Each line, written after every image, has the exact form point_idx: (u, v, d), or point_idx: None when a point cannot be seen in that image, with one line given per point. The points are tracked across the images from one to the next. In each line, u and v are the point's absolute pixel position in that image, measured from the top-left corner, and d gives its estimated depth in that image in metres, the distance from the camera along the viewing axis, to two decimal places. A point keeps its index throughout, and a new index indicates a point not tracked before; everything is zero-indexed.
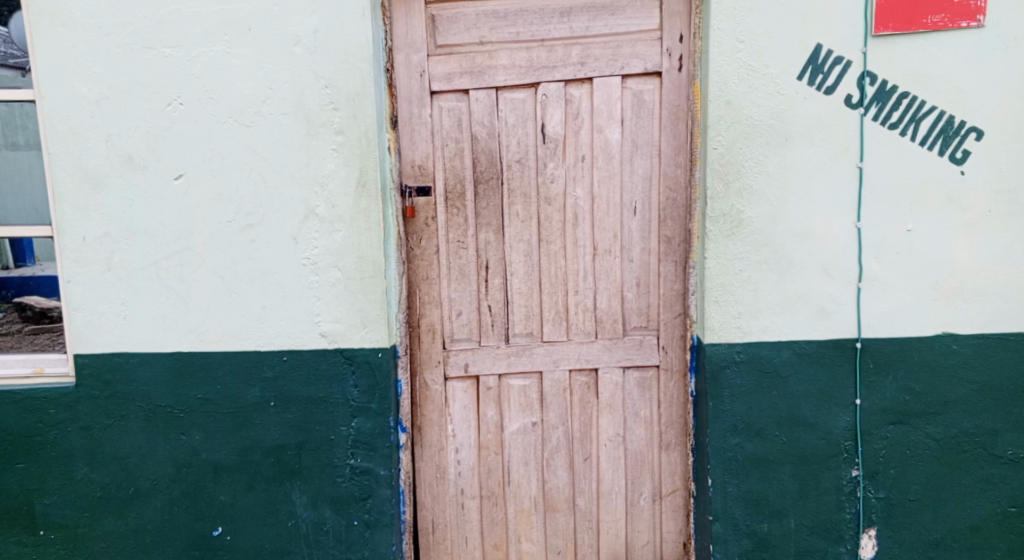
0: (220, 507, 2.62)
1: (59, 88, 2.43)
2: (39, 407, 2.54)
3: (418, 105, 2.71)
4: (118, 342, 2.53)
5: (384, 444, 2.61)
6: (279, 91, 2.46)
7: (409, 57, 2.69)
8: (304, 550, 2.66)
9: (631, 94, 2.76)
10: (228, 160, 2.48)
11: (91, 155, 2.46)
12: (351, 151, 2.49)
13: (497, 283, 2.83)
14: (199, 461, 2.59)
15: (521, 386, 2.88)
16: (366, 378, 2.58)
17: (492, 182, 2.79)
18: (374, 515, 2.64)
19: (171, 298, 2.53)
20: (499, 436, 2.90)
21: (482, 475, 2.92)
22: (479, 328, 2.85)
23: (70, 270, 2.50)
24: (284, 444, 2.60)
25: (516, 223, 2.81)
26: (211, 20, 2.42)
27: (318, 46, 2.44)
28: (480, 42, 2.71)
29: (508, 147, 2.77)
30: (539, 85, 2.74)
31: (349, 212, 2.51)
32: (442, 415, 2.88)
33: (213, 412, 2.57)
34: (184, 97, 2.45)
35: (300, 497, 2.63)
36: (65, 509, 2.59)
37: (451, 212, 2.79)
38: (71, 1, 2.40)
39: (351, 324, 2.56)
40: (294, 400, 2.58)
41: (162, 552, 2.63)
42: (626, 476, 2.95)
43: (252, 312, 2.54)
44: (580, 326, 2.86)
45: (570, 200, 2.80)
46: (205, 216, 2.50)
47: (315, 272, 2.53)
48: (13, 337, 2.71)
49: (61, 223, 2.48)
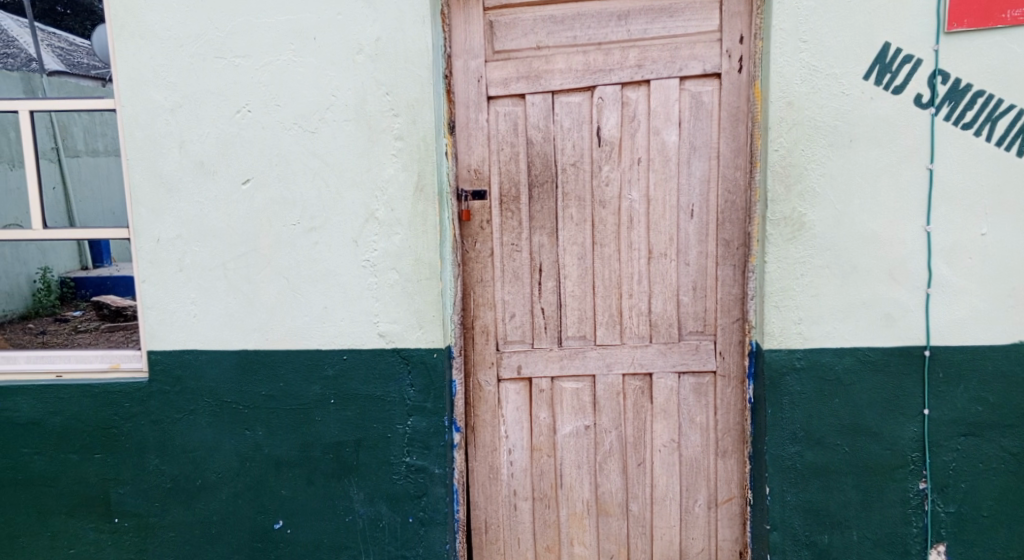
0: (281, 500, 2.71)
1: (137, 97, 2.55)
2: (115, 401, 2.67)
3: (475, 109, 2.75)
4: (188, 339, 2.65)
5: (439, 442, 2.66)
6: (341, 98, 2.53)
7: (467, 63, 2.73)
8: (361, 545, 2.73)
9: (689, 96, 2.73)
10: (293, 165, 2.57)
11: (166, 160, 2.58)
12: (410, 155, 2.55)
13: (551, 285, 2.84)
14: (262, 455, 2.69)
15: (575, 389, 2.88)
16: (422, 378, 2.63)
17: (547, 186, 2.80)
18: (429, 513, 2.69)
19: (238, 298, 2.63)
20: (552, 439, 2.91)
21: (535, 477, 2.93)
22: (533, 330, 2.86)
23: (144, 270, 2.63)
24: (342, 441, 2.68)
25: (570, 226, 2.81)
26: (278, 30, 2.51)
27: (379, 54, 2.51)
28: (537, 46, 2.73)
29: (564, 150, 2.78)
30: (596, 88, 2.74)
31: (407, 215, 2.57)
32: (495, 416, 2.90)
33: (275, 408, 2.67)
34: (252, 105, 2.55)
35: (357, 493, 2.70)
36: (138, 499, 2.71)
37: (506, 215, 2.81)
38: (148, 14, 2.52)
39: (408, 325, 2.62)
40: (353, 398, 2.65)
41: (227, 542, 2.73)
42: (681, 483, 2.92)
43: (314, 312, 2.62)
44: (635, 330, 2.85)
45: (626, 203, 2.79)
46: (271, 219, 2.59)
47: (374, 274, 2.60)
48: (90, 334, 2.84)
49: (137, 225, 2.61)
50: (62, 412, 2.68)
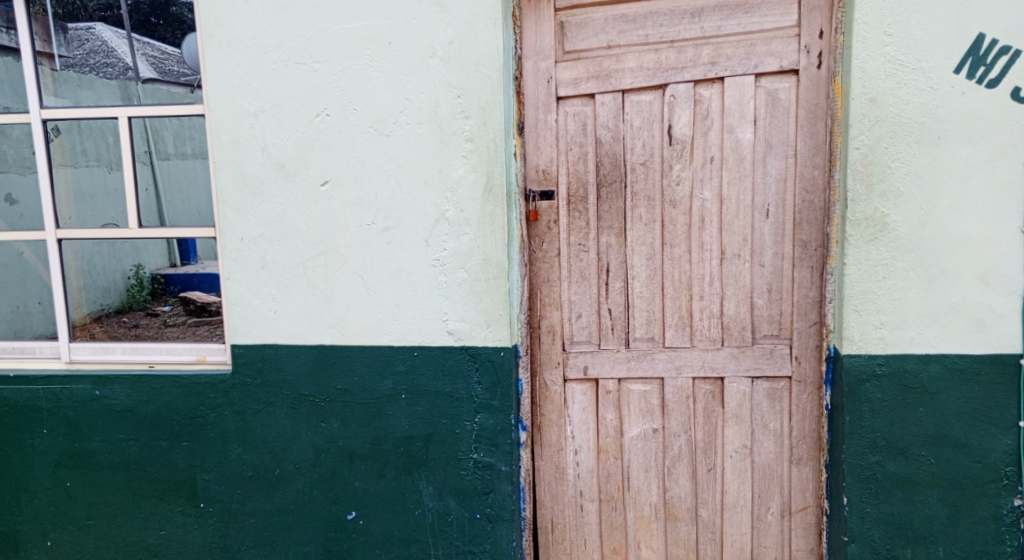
0: (354, 492, 2.80)
1: (224, 102, 2.68)
2: (201, 391, 2.81)
3: (544, 110, 2.76)
4: (269, 334, 2.76)
5: (506, 440, 2.70)
6: (414, 101, 2.59)
7: (537, 64, 2.74)
8: (430, 539, 2.78)
9: (765, 94, 2.67)
10: (368, 166, 2.64)
11: (250, 162, 2.70)
12: (480, 156, 2.59)
13: (618, 286, 2.82)
14: (336, 448, 2.78)
15: (643, 391, 2.85)
16: (489, 375, 2.67)
17: (616, 185, 2.78)
18: (496, 509, 2.73)
19: (315, 295, 2.73)
20: (619, 441, 2.89)
21: (602, 479, 2.92)
22: (599, 331, 2.85)
23: (229, 267, 2.75)
24: (412, 435, 2.74)
25: (639, 225, 2.79)
26: (355, 36, 2.59)
27: (452, 57, 2.56)
28: (608, 46, 2.72)
29: (633, 150, 2.76)
30: (668, 86, 2.71)
31: (476, 215, 2.61)
32: (562, 415, 2.90)
33: (349, 402, 2.75)
34: (330, 109, 2.64)
35: (426, 487, 2.76)
36: (221, 485, 2.85)
37: (573, 215, 2.81)
38: (234, 23, 2.64)
39: (476, 323, 2.66)
40: (423, 394, 2.71)
41: (303, 531, 2.84)
42: (753, 490, 2.85)
43: (387, 310, 2.70)
44: (705, 333, 2.79)
45: (697, 202, 2.74)
46: (347, 219, 2.68)
47: (444, 273, 2.65)
48: (178, 327, 2.96)
49: (222, 225, 2.73)
50: (153, 401, 2.84)
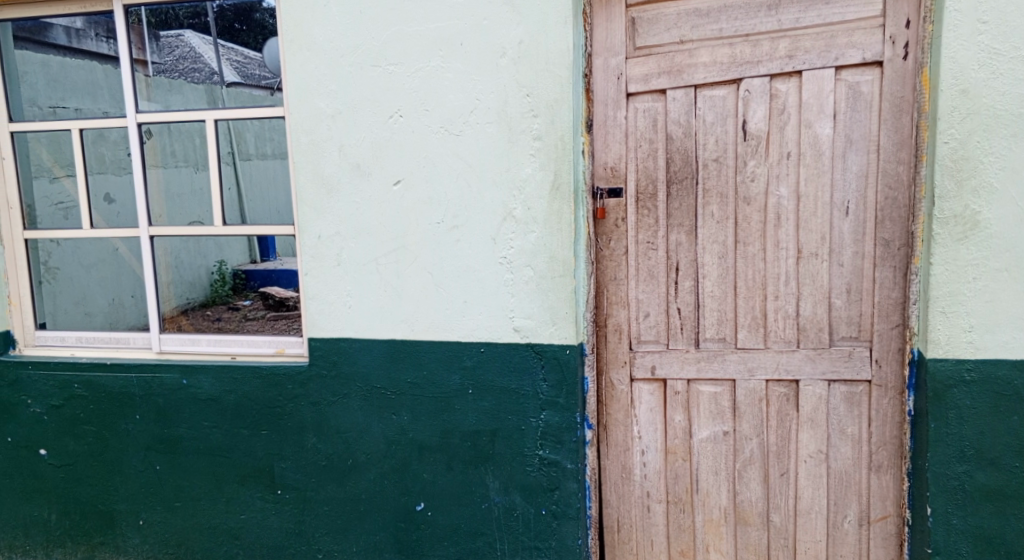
0: (422, 484, 2.86)
1: (303, 104, 2.77)
2: (279, 382, 2.93)
3: (614, 107, 2.73)
4: (342, 328, 2.85)
5: (571, 438, 2.71)
6: (484, 101, 2.62)
7: (608, 61, 2.72)
8: (496, 533, 2.82)
9: (845, 87, 2.57)
10: (439, 166, 2.69)
11: (327, 162, 2.78)
12: (548, 154, 2.60)
13: (688, 285, 2.78)
14: (406, 440, 2.85)
15: (713, 393, 2.80)
16: (555, 373, 2.68)
17: (687, 182, 2.74)
18: (562, 506, 2.74)
19: (387, 291, 2.80)
20: (688, 442, 2.85)
21: (669, 480, 2.88)
22: (668, 330, 2.81)
23: (307, 263, 2.85)
24: (479, 430, 2.78)
25: (710, 223, 2.73)
26: (427, 38, 2.64)
27: (522, 56, 2.57)
28: (680, 41, 2.67)
29: (705, 146, 2.71)
30: (742, 81, 2.64)
31: (543, 213, 2.63)
32: (628, 415, 2.88)
33: (419, 396, 2.81)
34: (403, 110, 2.69)
35: (493, 482, 2.80)
36: (297, 473, 2.97)
37: (642, 213, 2.78)
38: (313, 28, 2.73)
39: (543, 321, 2.67)
40: (489, 389, 2.75)
41: (374, 520, 2.92)
42: (829, 497, 2.75)
43: (455, 306, 2.74)
44: (780, 334, 2.72)
45: (772, 199, 2.67)
46: (417, 217, 2.73)
47: (511, 271, 2.67)
48: (258, 320, 3.08)
49: (301, 223, 2.84)
50: (235, 390, 2.97)
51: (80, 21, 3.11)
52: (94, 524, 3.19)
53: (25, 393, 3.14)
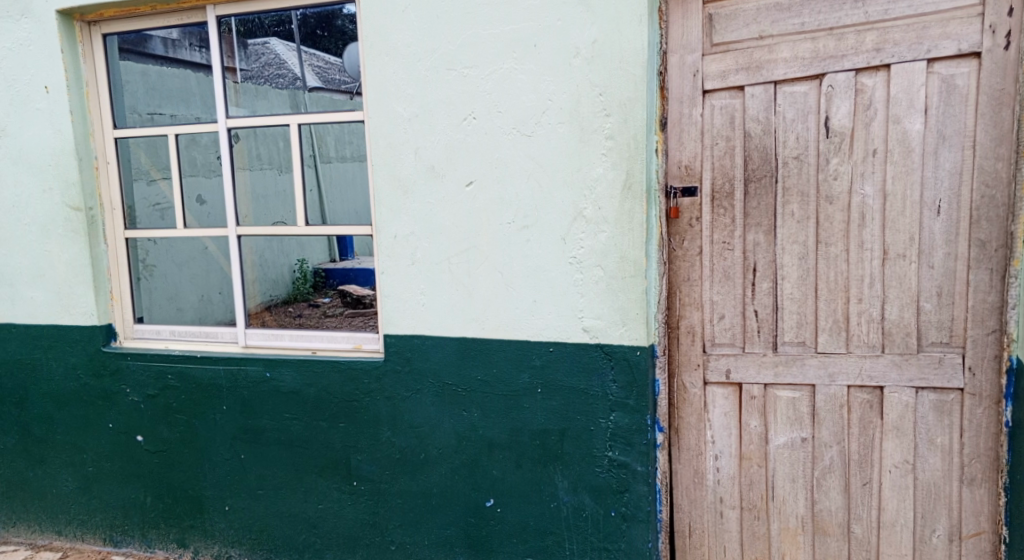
0: (492, 480, 2.89)
1: (381, 108, 2.84)
2: (356, 377, 3.02)
3: (689, 105, 2.68)
4: (416, 326, 2.92)
5: (642, 440, 2.69)
6: (557, 101, 2.63)
7: (684, 58, 2.67)
8: (565, 532, 2.82)
9: (938, 80, 2.44)
10: (511, 166, 2.71)
11: (403, 164, 2.85)
12: (620, 153, 2.58)
13: (766, 286, 2.70)
14: (476, 436, 2.89)
15: (791, 398, 2.71)
16: (625, 374, 2.67)
17: (765, 181, 2.66)
18: (632, 509, 2.73)
19: (459, 290, 2.84)
20: (764, 448, 2.77)
21: (744, 486, 2.81)
22: (744, 333, 2.74)
23: (383, 262, 2.93)
24: (549, 429, 2.79)
25: (790, 223, 2.65)
26: (503, 40, 2.66)
27: (596, 56, 2.57)
28: (759, 36, 2.59)
29: (785, 144, 2.62)
30: (825, 76, 2.55)
31: (614, 213, 2.61)
32: (701, 419, 2.82)
33: (489, 393, 2.85)
34: (477, 111, 2.73)
35: (562, 481, 2.80)
36: (373, 466, 3.05)
37: (718, 212, 2.72)
38: (393, 32, 2.79)
39: (613, 321, 2.66)
40: (559, 389, 2.75)
41: (445, 514, 2.98)
42: (916, 509, 2.63)
43: (525, 306, 2.76)
44: (863, 338, 2.61)
45: (857, 198, 2.57)
46: (489, 217, 2.77)
47: (581, 271, 2.67)
48: (336, 317, 3.20)
49: (378, 223, 2.91)
50: (315, 383, 3.08)
51: (175, 31, 3.28)
52: (185, 508, 3.38)
53: (124, 382, 3.36)
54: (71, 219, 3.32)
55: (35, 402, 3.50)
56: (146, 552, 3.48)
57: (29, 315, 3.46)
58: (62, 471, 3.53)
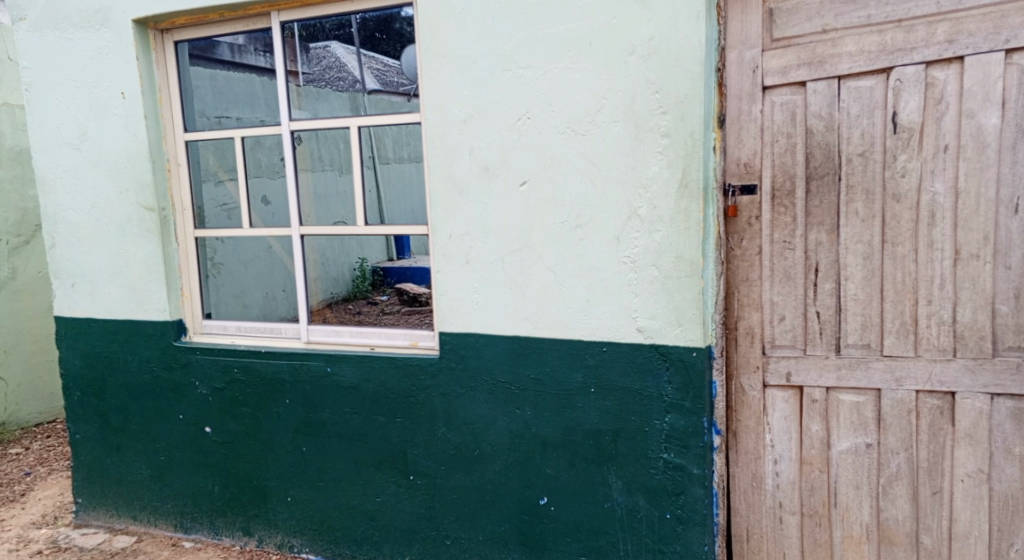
0: (545, 479, 2.90)
1: (438, 110, 2.88)
2: (412, 373, 3.07)
3: (748, 101, 2.63)
4: (470, 324, 2.95)
5: (698, 443, 2.66)
6: (612, 100, 2.61)
7: (742, 54, 2.62)
8: (619, 533, 2.81)
9: (1016, 71, 2.33)
10: (564, 166, 2.71)
11: (458, 165, 2.88)
12: (676, 152, 2.55)
13: (829, 287, 2.62)
14: (530, 434, 2.90)
15: (855, 402, 2.62)
16: (680, 376, 2.64)
17: (828, 178, 2.58)
18: (687, 511, 2.69)
19: (512, 289, 2.86)
20: (826, 453, 2.69)
21: (804, 492, 2.74)
22: (805, 335, 2.66)
23: (438, 261, 2.97)
24: (602, 429, 2.78)
25: (854, 222, 2.56)
26: (558, 39, 2.66)
27: (652, 54, 2.54)
28: (823, 30, 2.52)
29: (849, 140, 2.54)
30: (892, 69, 2.46)
31: (670, 212, 2.58)
32: (760, 422, 2.76)
33: (542, 392, 2.85)
34: (531, 112, 2.73)
35: (616, 481, 2.79)
36: (428, 461, 3.10)
37: (778, 210, 2.65)
38: (449, 34, 2.82)
39: (668, 322, 2.63)
40: (613, 389, 2.74)
41: (499, 512, 3.00)
42: (990, 521, 2.52)
43: (578, 305, 2.76)
44: (933, 342, 2.51)
45: (926, 196, 2.47)
46: (543, 217, 2.77)
47: (635, 270, 2.65)
48: (394, 314, 3.26)
49: (434, 223, 2.96)
50: (373, 379, 3.14)
51: (241, 37, 3.37)
52: (249, 498, 3.50)
53: (193, 375, 3.50)
54: (145, 219, 3.48)
55: (112, 393, 3.69)
56: (214, 539, 3.63)
57: (106, 310, 3.64)
58: (136, 460, 3.71)
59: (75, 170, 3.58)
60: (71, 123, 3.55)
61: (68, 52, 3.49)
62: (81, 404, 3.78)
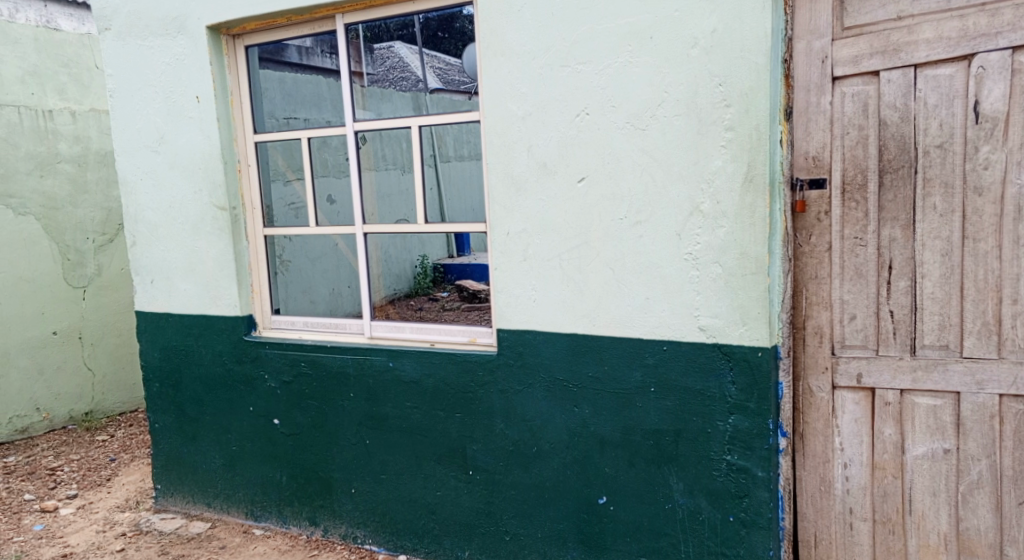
0: (604, 478, 2.88)
1: (497, 108, 2.89)
2: (472, 370, 3.09)
3: (817, 93, 2.54)
4: (528, 322, 2.95)
5: (763, 445, 2.59)
6: (673, 93, 2.56)
7: (811, 44, 2.53)
8: (680, 534, 2.77)
9: None
10: (624, 161, 2.68)
11: (516, 163, 2.88)
12: (741, 145, 2.48)
13: (904, 285, 2.50)
14: (588, 433, 2.88)
15: (932, 406, 2.51)
16: (745, 376, 2.57)
17: (903, 171, 2.46)
18: (751, 515, 2.63)
19: (570, 286, 2.84)
20: (900, 458, 2.58)
21: (876, 498, 2.63)
22: (877, 335, 2.56)
23: (497, 259, 2.99)
24: (662, 429, 2.74)
25: (931, 217, 2.44)
26: (618, 33, 2.63)
27: (714, 46, 2.48)
28: (898, 17, 2.40)
29: (927, 131, 2.42)
30: (974, 56, 2.33)
31: (734, 207, 2.52)
32: (829, 425, 2.67)
33: (601, 391, 2.83)
34: (590, 108, 2.71)
35: (677, 482, 2.75)
36: (488, 456, 3.12)
37: (849, 205, 2.55)
38: (508, 32, 2.82)
39: (731, 320, 2.57)
40: (674, 389, 2.70)
41: (558, 509, 3.00)
42: None
43: (637, 303, 2.72)
44: (1018, 343, 2.38)
45: (1011, 189, 2.34)
46: (601, 214, 2.75)
47: (697, 267, 2.60)
48: (454, 311, 3.29)
49: (492, 221, 2.97)
50: (434, 375, 3.18)
51: (308, 40, 3.44)
52: (316, 488, 3.60)
53: (263, 369, 3.62)
54: (218, 218, 3.62)
55: (188, 385, 3.86)
56: (282, 528, 3.75)
57: (182, 305, 3.81)
58: (210, 449, 3.87)
59: (153, 171, 3.75)
60: (150, 127, 3.72)
61: (148, 59, 3.66)
62: (160, 395, 3.96)
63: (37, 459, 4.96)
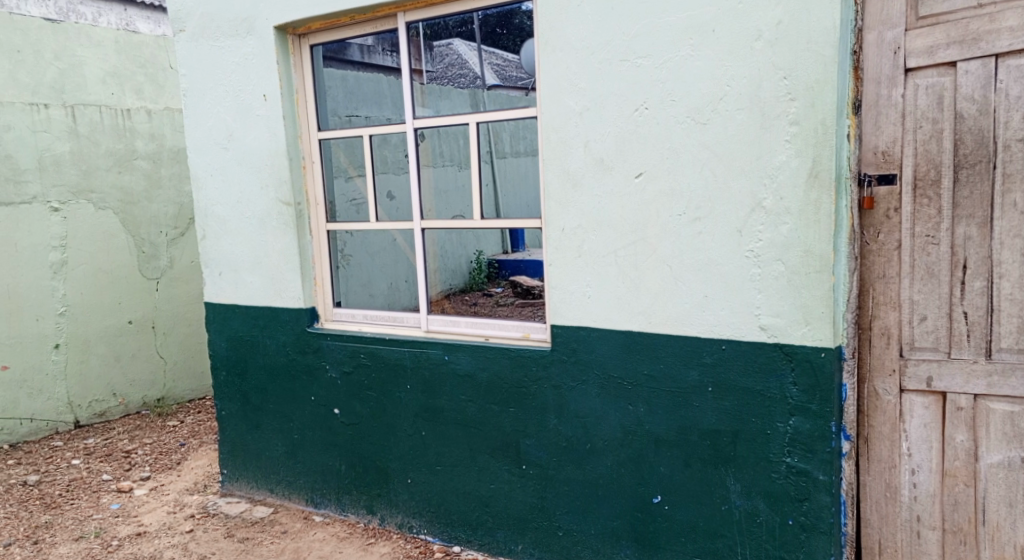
0: (660, 477, 2.85)
1: (555, 104, 2.88)
2: (527, 365, 3.10)
3: (888, 85, 2.45)
4: (582, 318, 2.94)
5: (825, 448, 2.51)
6: (735, 87, 2.51)
7: (882, 35, 2.44)
8: (736, 536, 2.72)
9: None
10: (683, 157, 2.64)
11: (573, 159, 2.87)
12: (806, 140, 2.41)
13: (979, 285, 2.39)
14: (643, 431, 2.86)
15: (1009, 412, 2.39)
16: (807, 377, 2.51)
17: (980, 167, 2.35)
18: (811, 519, 2.56)
19: (626, 282, 2.82)
20: (972, 466, 2.47)
21: (947, 507, 2.53)
22: (950, 337, 2.45)
23: (552, 255, 2.98)
24: (719, 429, 2.70)
25: (1011, 214, 2.33)
26: (679, 27, 2.59)
27: (780, 38, 2.42)
28: (977, 5, 2.30)
29: (1008, 124, 2.30)
30: None
31: (797, 204, 2.45)
32: (895, 429, 2.58)
33: (656, 389, 2.80)
34: (649, 102, 2.68)
35: (734, 484, 2.70)
36: (541, 451, 3.13)
37: (921, 202, 2.44)
38: (567, 27, 2.82)
39: (793, 320, 2.51)
40: (731, 389, 2.65)
41: (612, 506, 2.98)
42: None
43: (695, 300, 2.68)
44: None
45: None
46: (659, 210, 2.71)
47: (759, 265, 2.55)
48: (508, 307, 3.30)
49: (548, 216, 2.97)
50: (489, 369, 3.20)
51: (370, 39, 3.49)
52: (373, 478, 3.68)
53: (324, 360, 3.71)
54: (283, 213, 3.73)
55: (253, 374, 3.99)
56: (340, 515, 3.84)
57: (249, 297, 3.94)
58: (274, 436, 4.00)
59: (223, 167, 3.89)
60: (220, 125, 3.86)
61: (219, 59, 3.79)
62: (227, 383, 4.11)
63: (113, 442, 5.21)
